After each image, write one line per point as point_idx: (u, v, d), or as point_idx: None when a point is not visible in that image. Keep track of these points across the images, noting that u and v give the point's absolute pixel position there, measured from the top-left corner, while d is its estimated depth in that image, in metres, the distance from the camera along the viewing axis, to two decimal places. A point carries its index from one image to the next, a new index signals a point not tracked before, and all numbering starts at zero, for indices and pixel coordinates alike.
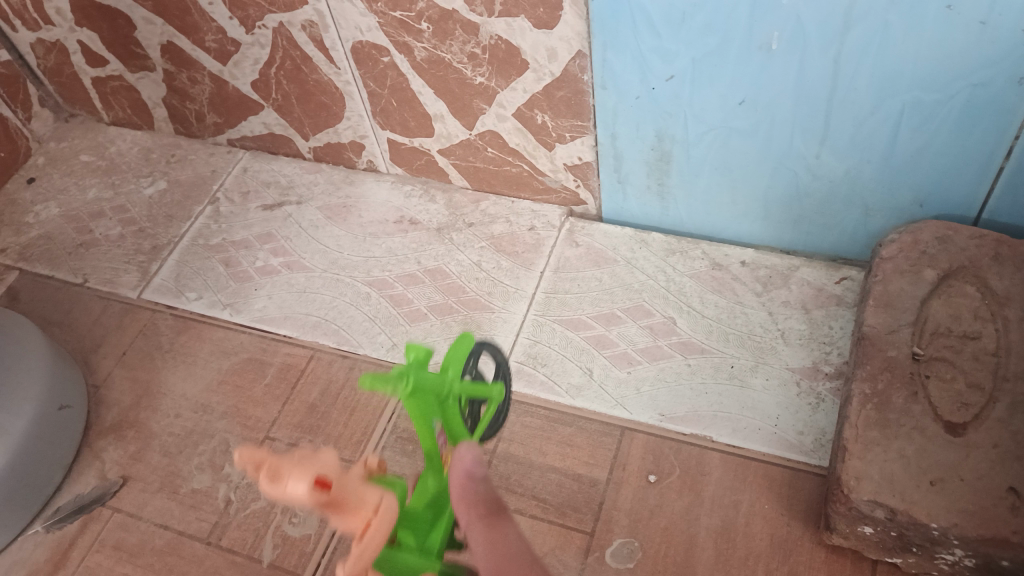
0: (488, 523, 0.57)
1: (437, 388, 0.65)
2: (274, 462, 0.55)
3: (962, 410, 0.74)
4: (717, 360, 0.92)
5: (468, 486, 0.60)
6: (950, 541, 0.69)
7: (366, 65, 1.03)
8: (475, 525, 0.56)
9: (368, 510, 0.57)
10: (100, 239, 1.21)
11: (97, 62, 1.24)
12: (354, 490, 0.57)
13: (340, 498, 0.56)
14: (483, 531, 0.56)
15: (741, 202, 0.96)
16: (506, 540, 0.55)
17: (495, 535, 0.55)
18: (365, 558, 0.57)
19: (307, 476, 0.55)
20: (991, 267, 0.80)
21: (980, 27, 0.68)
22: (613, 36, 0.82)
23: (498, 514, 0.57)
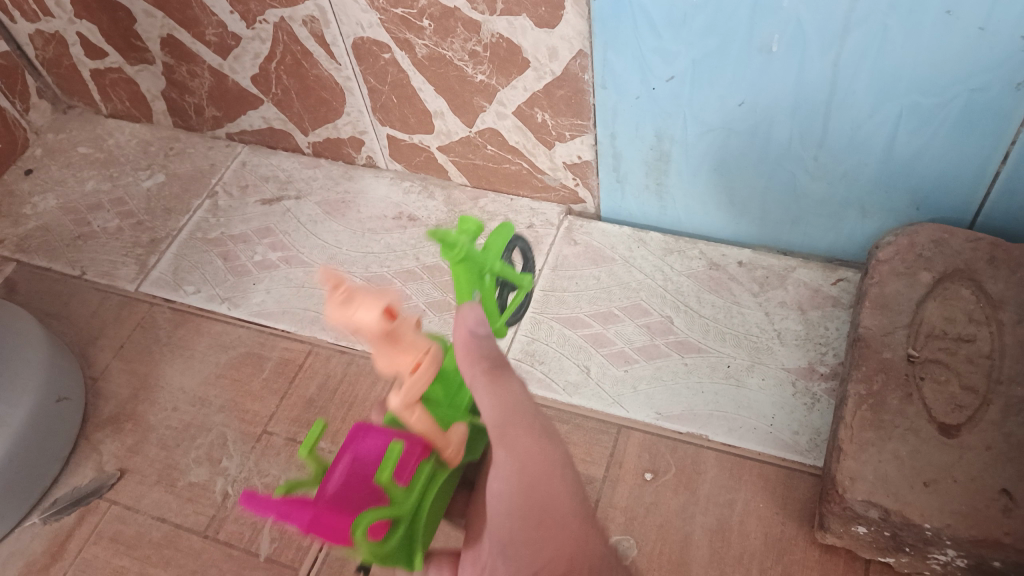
0: (492, 380, 0.58)
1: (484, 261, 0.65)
2: (349, 287, 0.56)
3: (956, 412, 0.75)
4: (714, 359, 0.93)
5: (471, 344, 0.58)
6: (942, 542, 0.70)
7: (367, 61, 1.03)
8: (479, 380, 0.57)
9: (420, 353, 0.58)
10: (98, 231, 1.21)
11: (96, 54, 1.24)
12: (409, 333, 0.58)
13: (397, 333, 0.57)
14: (487, 386, 0.57)
15: (739, 203, 0.96)
16: (510, 391, 0.58)
17: (501, 389, 0.58)
18: (412, 396, 0.58)
19: (378, 307, 0.55)
20: (987, 271, 0.81)
21: (978, 33, 0.69)
22: (614, 36, 0.83)
23: (500, 368, 0.59)
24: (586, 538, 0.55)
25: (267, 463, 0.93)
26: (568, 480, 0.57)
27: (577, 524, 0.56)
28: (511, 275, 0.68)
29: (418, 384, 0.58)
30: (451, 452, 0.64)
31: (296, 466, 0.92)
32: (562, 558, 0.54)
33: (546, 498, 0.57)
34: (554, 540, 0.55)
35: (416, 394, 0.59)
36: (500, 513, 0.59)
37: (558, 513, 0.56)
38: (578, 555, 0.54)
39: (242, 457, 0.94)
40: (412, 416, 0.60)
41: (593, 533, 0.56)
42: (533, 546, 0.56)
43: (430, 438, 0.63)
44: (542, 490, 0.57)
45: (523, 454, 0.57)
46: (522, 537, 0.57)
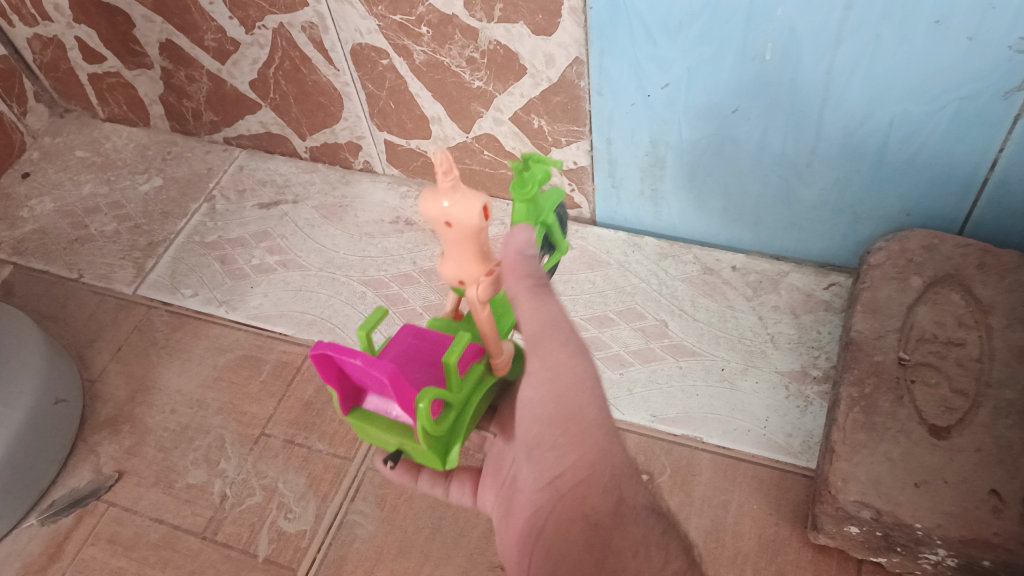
0: (535, 294, 0.60)
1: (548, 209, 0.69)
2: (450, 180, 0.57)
3: (946, 414, 0.76)
4: (708, 362, 0.94)
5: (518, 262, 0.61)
6: (933, 542, 0.71)
7: (365, 67, 1.04)
8: (523, 293, 0.61)
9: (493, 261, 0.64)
10: (95, 235, 1.21)
11: (94, 58, 1.25)
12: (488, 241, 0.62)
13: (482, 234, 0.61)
14: (531, 296, 0.60)
15: (733, 208, 0.98)
16: (550, 306, 0.60)
17: (541, 304, 0.60)
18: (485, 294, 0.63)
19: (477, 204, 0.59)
20: (976, 276, 0.83)
21: (967, 42, 0.70)
22: (611, 43, 0.84)
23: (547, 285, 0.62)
24: (606, 448, 0.59)
25: (265, 465, 0.94)
26: (593, 394, 0.60)
27: (598, 438, 0.59)
28: (554, 235, 0.72)
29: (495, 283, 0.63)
30: (501, 362, 0.68)
31: (294, 468, 0.93)
32: (581, 463, 0.59)
33: (573, 410, 0.60)
34: (575, 449, 0.59)
35: (490, 294, 0.64)
36: (530, 417, 0.64)
37: (581, 421, 0.60)
38: (597, 463, 0.58)
39: (240, 459, 0.95)
40: (482, 315, 0.64)
41: (614, 445, 0.59)
42: (558, 449, 0.61)
43: (487, 345, 0.67)
44: (569, 407, 0.60)
45: (553, 364, 0.60)
46: (547, 441, 0.61)
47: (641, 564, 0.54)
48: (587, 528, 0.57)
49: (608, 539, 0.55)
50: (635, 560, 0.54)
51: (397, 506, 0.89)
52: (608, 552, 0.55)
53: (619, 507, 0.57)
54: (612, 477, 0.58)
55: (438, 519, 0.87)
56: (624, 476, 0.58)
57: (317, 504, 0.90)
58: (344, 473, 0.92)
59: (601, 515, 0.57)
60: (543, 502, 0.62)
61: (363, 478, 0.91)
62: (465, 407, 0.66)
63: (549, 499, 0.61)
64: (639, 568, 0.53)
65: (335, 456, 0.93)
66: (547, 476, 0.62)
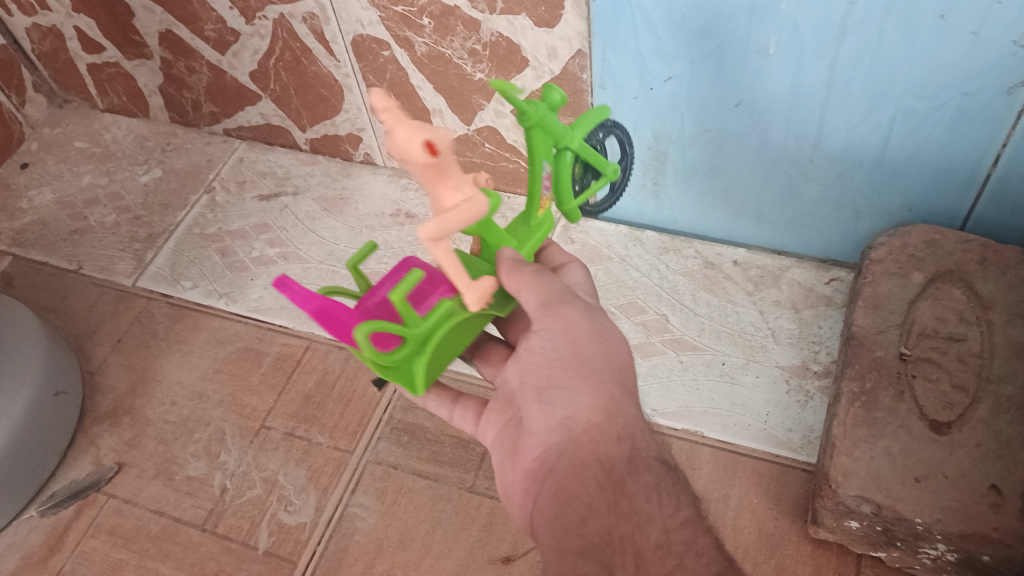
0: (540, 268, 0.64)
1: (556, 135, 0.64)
2: (394, 111, 0.51)
3: (947, 409, 0.76)
4: (709, 357, 0.94)
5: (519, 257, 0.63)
6: (933, 537, 0.72)
7: (366, 58, 1.03)
8: (528, 275, 0.63)
9: (461, 197, 0.54)
10: (95, 226, 1.21)
11: (94, 49, 1.24)
12: (452, 174, 0.54)
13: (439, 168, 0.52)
14: (534, 277, 0.63)
15: (734, 203, 0.97)
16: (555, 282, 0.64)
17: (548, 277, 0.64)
18: (447, 231, 0.54)
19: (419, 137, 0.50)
20: (977, 272, 0.83)
21: (971, 37, 0.70)
22: (613, 36, 0.83)
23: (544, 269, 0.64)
24: (623, 398, 0.62)
25: (265, 457, 0.94)
26: (613, 348, 0.64)
27: (616, 387, 0.62)
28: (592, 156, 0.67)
29: (450, 224, 0.54)
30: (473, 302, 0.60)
31: (294, 460, 0.93)
32: (597, 408, 0.61)
33: (594, 361, 0.63)
34: (593, 394, 0.62)
35: (447, 233, 0.54)
36: (539, 364, 0.65)
37: (598, 367, 0.62)
38: (612, 411, 0.61)
39: (240, 452, 0.95)
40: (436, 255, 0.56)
41: (628, 398, 0.62)
42: (572, 395, 0.62)
43: (451, 280, 0.59)
44: (588, 357, 0.63)
45: (569, 326, 0.63)
46: (562, 384, 0.63)
47: (652, 509, 0.57)
48: (599, 472, 0.59)
49: (621, 483, 0.58)
50: (647, 504, 0.57)
51: (398, 499, 0.89)
52: (624, 493, 0.57)
53: (632, 455, 0.60)
54: (626, 426, 0.61)
55: (438, 512, 0.87)
56: (634, 426, 0.61)
57: (317, 496, 0.90)
58: (345, 466, 0.92)
59: (614, 461, 0.59)
60: (547, 443, 0.63)
61: (363, 471, 0.91)
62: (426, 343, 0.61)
63: (558, 440, 0.62)
64: (652, 512, 0.57)
65: (335, 449, 0.93)
66: (556, 419, 0.63)
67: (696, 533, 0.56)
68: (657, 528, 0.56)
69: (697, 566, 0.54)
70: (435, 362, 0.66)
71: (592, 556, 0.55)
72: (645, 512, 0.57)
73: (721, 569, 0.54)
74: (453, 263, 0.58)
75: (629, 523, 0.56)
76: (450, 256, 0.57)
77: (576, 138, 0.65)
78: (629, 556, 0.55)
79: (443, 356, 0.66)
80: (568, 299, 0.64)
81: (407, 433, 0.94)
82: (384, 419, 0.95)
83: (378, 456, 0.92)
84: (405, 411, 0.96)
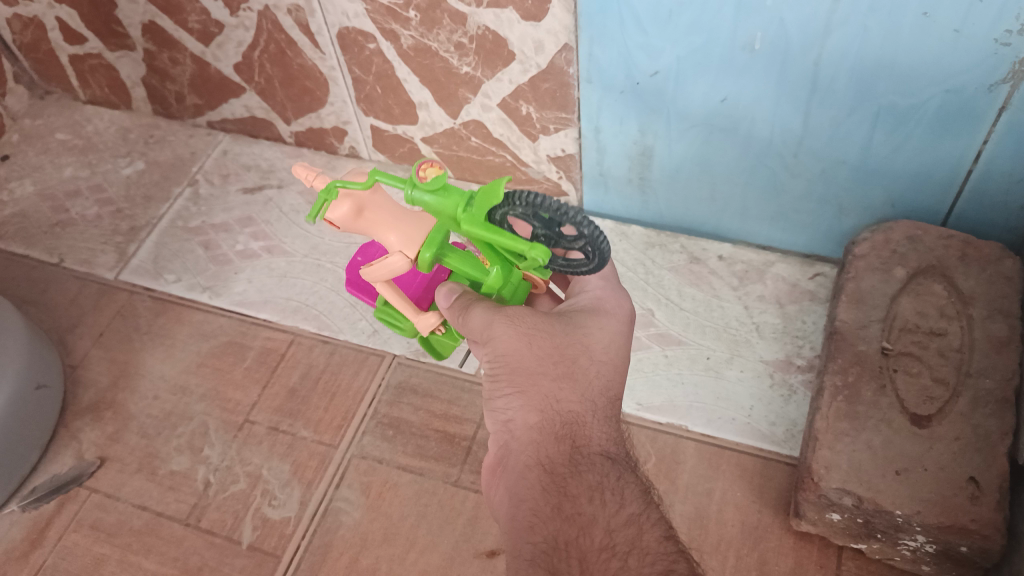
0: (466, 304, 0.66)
1: (447, 215, 0.59)
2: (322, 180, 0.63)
3: (927, 403, 0.77)
4: (694, 351, 0.95)
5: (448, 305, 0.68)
6: (912, 528, 0.72)
7: (352, 51, 1.03)
8: (460, 323, 0.66)
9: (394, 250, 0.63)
10: (76, 219, 1.19)
11: (75, 39, 1.22)
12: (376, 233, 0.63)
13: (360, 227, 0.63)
14: (456, 316, 0.66)
15: (720, 199, 0.98)
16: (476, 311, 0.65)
17: (467, 314, 0.65)
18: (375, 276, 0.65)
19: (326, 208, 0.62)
20: (958, 267, 0.83)
21: (953, 35, 0.70)
22: (600, 31, 0.83)
23: (466, 304, 0.66)
24: (560, 392, 0.61)
25: (249, 452, 0.93)
26: (548, 343, 0.63)
27: (550, 384, 0.61)
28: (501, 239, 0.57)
29: (368, 274, 0.66)
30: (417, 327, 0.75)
31: (278, 455, 0.93)
32: (531, 409, 0.61)
33: (526, 365, 0.62)
34: (525, 395, 0.61)
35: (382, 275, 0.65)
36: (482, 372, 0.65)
37: (531, 370, 0.62)
38: (547, 409, 0.61)
39: (224, 446, 0.94)
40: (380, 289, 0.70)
41: (567, 390, 0.61)
42: (506, 398, 0.62)
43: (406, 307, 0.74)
44: (517, 361, 0.62)
45: (498, 344, 0.63)
46: (497, 390, 0.63)
47: (597, 510, 0.56)
48: (542, 475, 0.58)
49: (564, 485, 0.57)
50: (591, 505, 0.56)
51: (383, 494, 0.89)
52: (567, 495, 0.57)
53: (573, 454, 0.59)
54: (565, 421, 0.61)
55: (423, 506, 0.87)
56: (575, 420, 0.61)
57: (301, 491, 0.90)
58: (329, 460, 0.92)
59: (557, 463, 0.59)
60: (496, 445, 0.63)
61: (348, 465, 0.91)
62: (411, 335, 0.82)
63: (501, 441, 0.62)
64: (596, 514, 0.56)
65: (320, 443, 0.93)
66: (500, 421, 0.63)
67: (641, 530, 0.56)
68: (601, 530, 0.55)
69: (640, 566, 0.53)
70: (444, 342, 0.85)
71: (540, 561, 0.54)
72: (588, 514, 0.56)
73: (668, 564, 0.54)
74: (393, 294, 0.71)
75: (573, 527, 0.55)
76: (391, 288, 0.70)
77: (468, 228, 0.58)
78: (574, 559, 0.54)
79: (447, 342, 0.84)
80: (499, 316, 0.63)
81: (393, 427, 0.94)
82: (369, 413, 0.95)
83: (362, 450, 0.92)
84: (390, 404, 0.96)
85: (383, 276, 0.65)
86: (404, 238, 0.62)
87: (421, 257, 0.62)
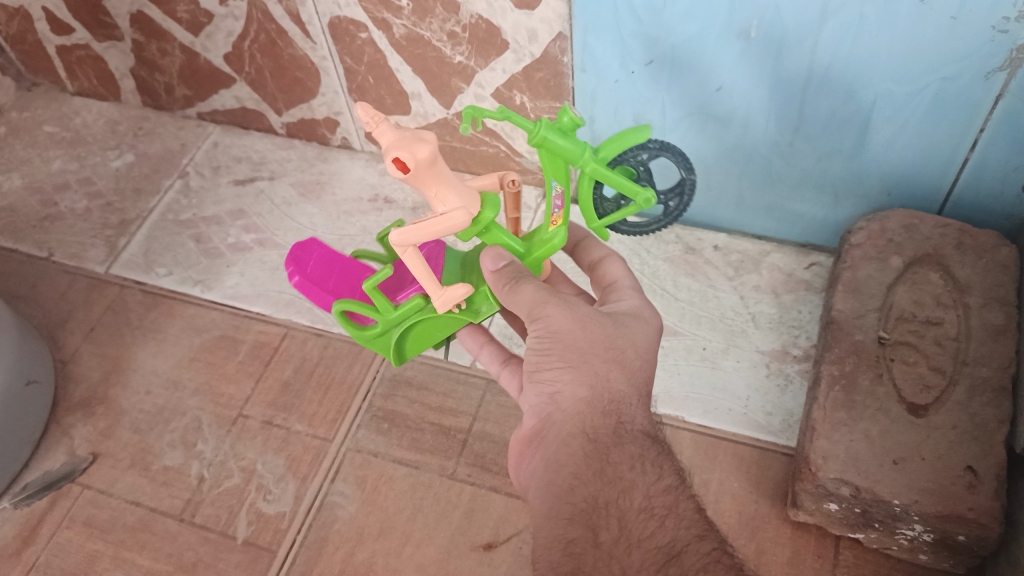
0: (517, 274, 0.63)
1: (568, 156, 0.59)
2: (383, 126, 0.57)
3: (924, 392, 0.77)
4: (690, 342, 0.94)
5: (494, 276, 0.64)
6: (910, 518, 0.72)
7: (343, 41, 1.02)
8: (509, 300, 0.63)
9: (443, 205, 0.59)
10: (65, 212, 1.18)
11: (62, 30, 1.21)
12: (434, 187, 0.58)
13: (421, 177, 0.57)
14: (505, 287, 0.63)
15: (715, 188, 0.98)
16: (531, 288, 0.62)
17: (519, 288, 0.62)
18: (419, 236, 0.59)
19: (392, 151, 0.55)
20: (955, 256, 0.83)
21: (950, 21, 0.70)
22: (594, 18, 0.82)
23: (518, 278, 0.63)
24: (609, 374, 0.60)
25: (242, 447, 0.93)
26: (601, 330, 0.61)
27: (601, 364, 0.60)
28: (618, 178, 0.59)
29: (405, 234, 0.59)
30: (436, 306, 0.67)
31: (272, 449, 0.92)
32: (582, 383, 0.60)
33: (579, 344, 0.61)
34: (575, 371, 0.60)
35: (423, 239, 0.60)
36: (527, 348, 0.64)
37: (584, 350, 0.60)
38: (598, 386, 0.59)
39: (217, 441, 0.94)
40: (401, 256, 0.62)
41: (617, 373, 0.60)
42: (556, 370, 0.61)
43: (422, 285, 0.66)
44: (572, 340, 0.61)
45: (553, 322, 0.61)
46: (546, 363, 0.61)
47: (638, 476, 0.56)
48: (586, 443, 0.58)
49: (607, 453, 0.57)
50: (632, 472, 0.56)
51: (378, 487, 0.88)
52: (609, 462, 0.57)
53: (618, 428, 0.58)
54: (611, 398, 0.60)
55: (419, 500, 0.87)
56: (622, 399, 0.60)
57: (296, 485, 0.89)
58: (324, 453, 0.91)
59: (600, 433, 0.58)
60: (538, 417, 0.62)
61: (343, 458, 0.91)
62: (389, 327, 0.75)
63: (544, 412, 0.61)
64: (636, 480, 0.56)
65: (314, 437, 0.93)
66: (545, 394, 0.62)
67: (678, 499, 0.56)
68: (640, 493, 0.55)
69: (677, 528, 0.54)
70: (420, 339, 0.79)
71: (579, 520, 0.54)
72: (629, 479, 0.56)
73: (701, 531, 0.54)
74: (420, 268, 0.64)
75: (613, 489, 0.55)
76: (418, 260, 0.63)
77: (591, 165, 0.59)
78: (613, 518, 0.54)
79: (429, 335, 0.79)
80: (554, 298, 0.61)
81: (387, 420, 0.93)
82: (363, 407, 0.95)
83: (357, 444, 0.92)
84: (385, 397, 0.95)
85: (425, 237, 0.59)
86: (464, 195, 0.60)
87: (484, 215, 0.62)
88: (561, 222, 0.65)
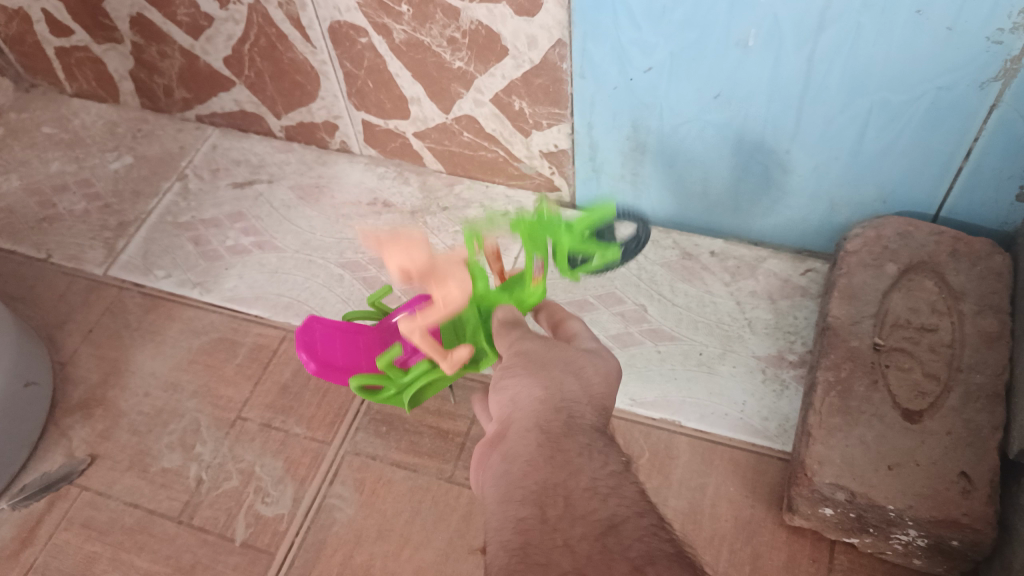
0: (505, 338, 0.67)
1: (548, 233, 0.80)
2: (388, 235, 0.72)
3: (919, 398, 0.78)
4: (687, 347, 0.95)
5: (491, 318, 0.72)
6: (905, 522, 0.73)
7: (344, 45, 1.02)
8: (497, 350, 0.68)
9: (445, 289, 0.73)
10: (64, 214, 1.18)
11: (62, 32, 1.21)
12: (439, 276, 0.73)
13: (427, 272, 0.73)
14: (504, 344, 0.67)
15: (712, 194, 0.98)
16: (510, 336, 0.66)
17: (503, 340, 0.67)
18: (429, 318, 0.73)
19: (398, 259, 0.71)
20: (949, 263, 0.84)
21: (946, 32, 0.71)
22: (594, 26, 0.83)
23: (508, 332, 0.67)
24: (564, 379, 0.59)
25: (241, 449, 0.93)
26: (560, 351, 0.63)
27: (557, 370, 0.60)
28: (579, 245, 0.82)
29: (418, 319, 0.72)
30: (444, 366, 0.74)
31: (271, 452, 0.92)
32: (538, 384, 0.59)
33: (539, 358, 0.62)
34: (533, 375, 0.60)
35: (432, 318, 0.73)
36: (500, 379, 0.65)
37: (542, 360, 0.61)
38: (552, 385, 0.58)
39: (216, 443, 0.94)
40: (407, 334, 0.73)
41: (571, 379, 0.59)
42: (513, 378, 0.60)
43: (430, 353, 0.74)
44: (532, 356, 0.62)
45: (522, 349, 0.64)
46: (507, 375, 0.61)
47: (585, 463, 0.52)
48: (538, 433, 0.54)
49: (557, 441, 0.53)
50: (580, 457, 0.52)
51: (376, 490, 0.89)
52: (560, 448, 0.52)
53: (569, 421, 0.56)
54: (564, 396, 0.58)
55: (417, 503, 0.87)
56: (574, 399, 0.58)
57: (295, 488, 0.89)
58: (323, 456, 0.92)
59: (551, 425, 0.55)
60: (498, 424, 0.59)
61: (341, 462, 0.91)
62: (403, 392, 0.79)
63: (501, 415, 0.59)
64: (585, 463, 0.51)
65: (313, 440, 0.93)
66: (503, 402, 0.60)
67: (624, 483, 0.51)
68: (587, 475, 0.50)
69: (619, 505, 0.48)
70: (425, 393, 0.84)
71: (526, 500, 0.49)
72: (578, 462, 0.51)
73: (642, 510, 0.49)
74: (427, 340, 0.73)
75: (561, 471, 0.50)
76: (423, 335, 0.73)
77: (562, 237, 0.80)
78: (560, 496, 0.48)
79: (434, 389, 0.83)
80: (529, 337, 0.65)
81: (386, 423, 0.94)
82: (362, 410, 0.95)
83: (356, 447, 0.92)
84: (383, 401, 0.96)
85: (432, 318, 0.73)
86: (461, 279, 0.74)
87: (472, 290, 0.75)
88: (541, 280, 0.79)
